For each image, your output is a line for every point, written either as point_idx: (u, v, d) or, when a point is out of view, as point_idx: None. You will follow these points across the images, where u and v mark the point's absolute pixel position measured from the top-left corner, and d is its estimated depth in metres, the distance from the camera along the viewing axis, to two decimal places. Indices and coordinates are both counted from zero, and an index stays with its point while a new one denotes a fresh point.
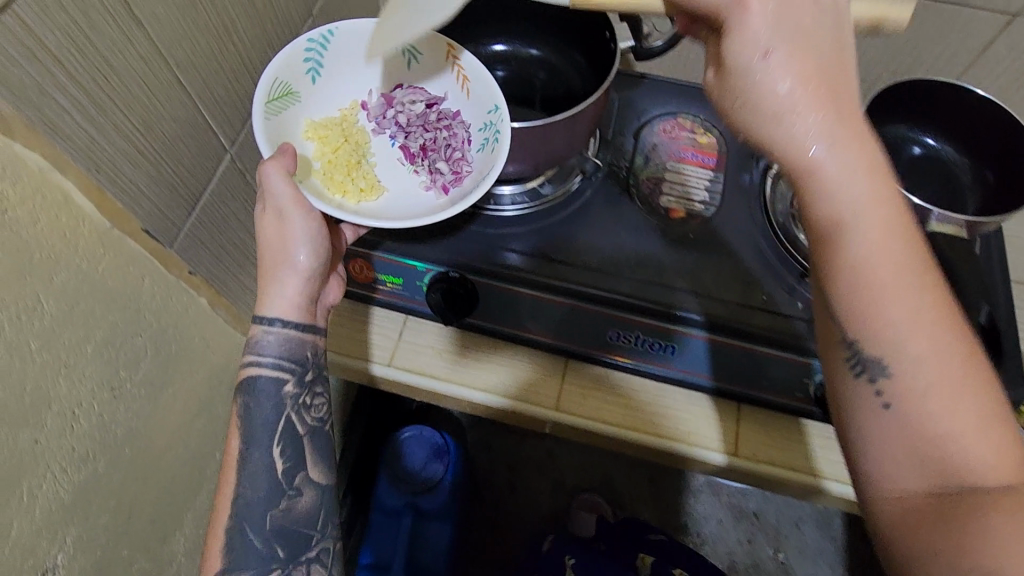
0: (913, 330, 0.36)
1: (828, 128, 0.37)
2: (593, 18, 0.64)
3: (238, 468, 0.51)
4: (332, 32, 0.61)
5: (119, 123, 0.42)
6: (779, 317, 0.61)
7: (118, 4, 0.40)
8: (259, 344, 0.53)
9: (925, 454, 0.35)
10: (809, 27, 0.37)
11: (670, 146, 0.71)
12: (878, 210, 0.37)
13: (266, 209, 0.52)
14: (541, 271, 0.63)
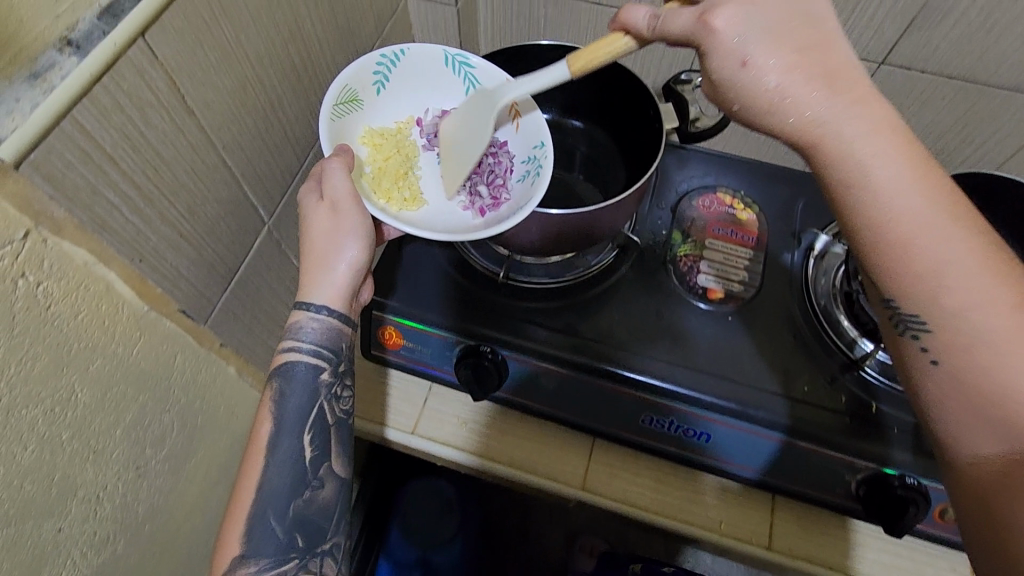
0: (945, 246, 0.39)
1: (822, 103, 0.41)
2: (637, 95, 0.64)
3: (266, 451, 0.49)
4: (404, 52, 0.63)
5: (164, 211, 0.42)
6: (821, 410, 0.59)
7: (174, 98, 0.40)
8: (300, 329, 0.51)
9: (990, 402, 0.38)
10: (785, 32, 0.43)
11: (709, 221, 0.71)
12: (893, 172, 0.40)
13: (321, 203, 0.52)
14: (563, 349, 0.62)
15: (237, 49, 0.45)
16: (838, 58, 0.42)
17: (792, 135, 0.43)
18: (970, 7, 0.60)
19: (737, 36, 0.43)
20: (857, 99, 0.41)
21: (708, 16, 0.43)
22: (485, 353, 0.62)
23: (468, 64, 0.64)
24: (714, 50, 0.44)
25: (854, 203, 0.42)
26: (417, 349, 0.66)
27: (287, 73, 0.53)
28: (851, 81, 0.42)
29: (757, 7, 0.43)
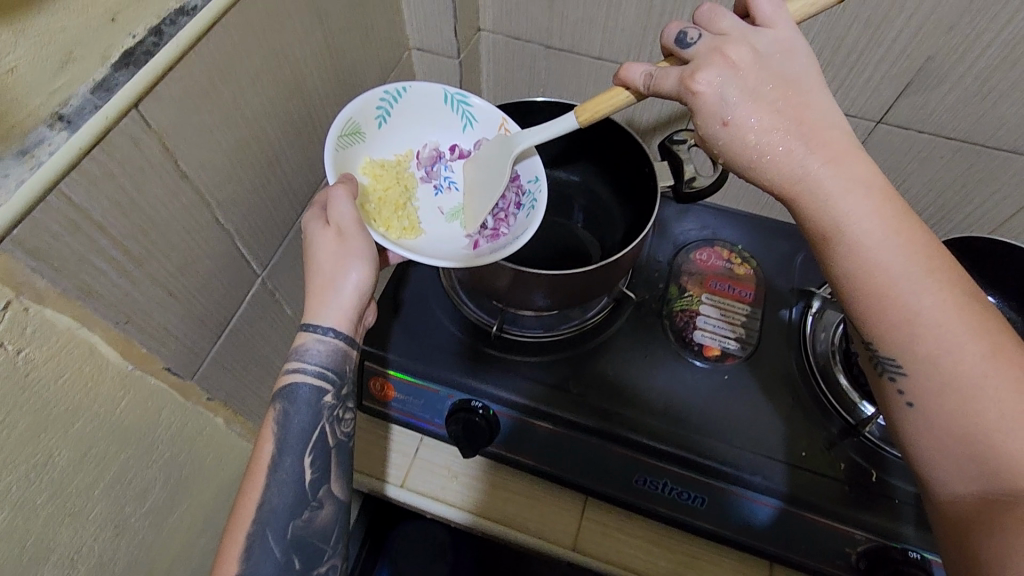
0: (919, 293, 0.39)
1: (798, 157, 0.43)
2: (634, 153, 0.64)
3: (266, 472, 0.47)
4: (405, 89, 0.62)
5: (154, 271, 0.42)
6: (820, 476, 0.57)
7: (167, 162, 0.41)
8: (305, 350, 0.49)
9: (971, 449, 0.36)
10: (763, 90, 0.45)
11: (705, 275, 0.71)
12: (867, 221, 0.41)
13: (328, 227, 0.50)
14: (550, 405, 0.61)
15: (235, 111, 0.46)
16: (817, 119, 0.44)
17: (772, 186, 0.45)
18: (967, 73, 0.60)
19: (716, 95, 0.45)
20: (833, 155, 0.43)
21: (692, 77, 0.45)
22: (475, 409, 0.61)
23: (466, 103, 0.65)
24: (699, 110, 0.46)
25: (832, 250, 0.42)
26: (409, 401, 0.65)
27: (287, 130, 0.54)
28: (827, 138, 0.43)
29: (737, 68, 0.45)
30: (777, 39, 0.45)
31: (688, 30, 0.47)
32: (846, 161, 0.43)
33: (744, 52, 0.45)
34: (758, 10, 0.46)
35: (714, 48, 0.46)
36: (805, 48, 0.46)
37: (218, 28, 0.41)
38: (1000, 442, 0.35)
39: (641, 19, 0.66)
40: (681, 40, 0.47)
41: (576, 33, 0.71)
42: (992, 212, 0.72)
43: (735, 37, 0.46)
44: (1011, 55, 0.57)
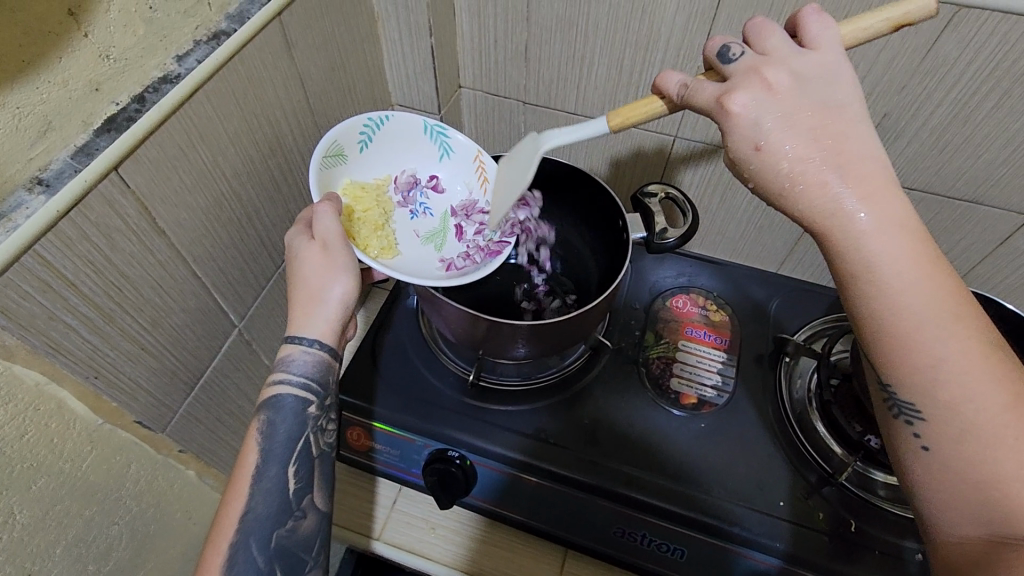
0: (953, 339, 0.36)
1: (835, 184, 0.40)
2: (607, 207, 0.67)
3: (249, 481, 0.46)
4: (388, 118, 0.64)
5: (125, 327, 0.43)
6: (801, 528, 0.56)
7: (144, 221, 0.42)
8: (290, 361, 0.49)
9: (983, 497, 0.34)
10: (801, 111, 0.41)
11: (681, 322, 0.72)
12: (906, 257, 0.38)
13: (313, 241, 0.51)
14: (535, 457, 0.60)
15: (213, 170, 0.48)
16: (855, 149, 0.40)
17: (802, 215, 0.41)
18: (922, 128, 0.63)
19: (750, 118, 0.42)
20: (868, 187, 0.39)
21: (725, 98, 0.42)
22: (452, 459, 0.61)
23: (445, 134, 0.67)
24: (729, 132, 0.43)
25: (858, 288, 0.39)
26: (385, 450, 0.65)
27: (267, 185, 0.55)
28: (864, 169, 0.40)
29: (773, 93, 0.41)
30: (820, 62, 0.42)
31: (731, 45, 0.45)
32: (884, 194, 0.39)
33: (782, 75, 0.42)
34: (807, 31, 0.44)
35: (752, 69, 0.43)
36: (849, 74, 0.43)
37: (200, 96, 0.44)
38: (1014, 494, 0.33)
39: (612, 78, 0.70)
40: (723, 55, 0.45)
41: (550, 90, 0.74)
42: (960, 257, 0.74)
43: (775, 59, 0.43)
44: (961, 112, 0.60)
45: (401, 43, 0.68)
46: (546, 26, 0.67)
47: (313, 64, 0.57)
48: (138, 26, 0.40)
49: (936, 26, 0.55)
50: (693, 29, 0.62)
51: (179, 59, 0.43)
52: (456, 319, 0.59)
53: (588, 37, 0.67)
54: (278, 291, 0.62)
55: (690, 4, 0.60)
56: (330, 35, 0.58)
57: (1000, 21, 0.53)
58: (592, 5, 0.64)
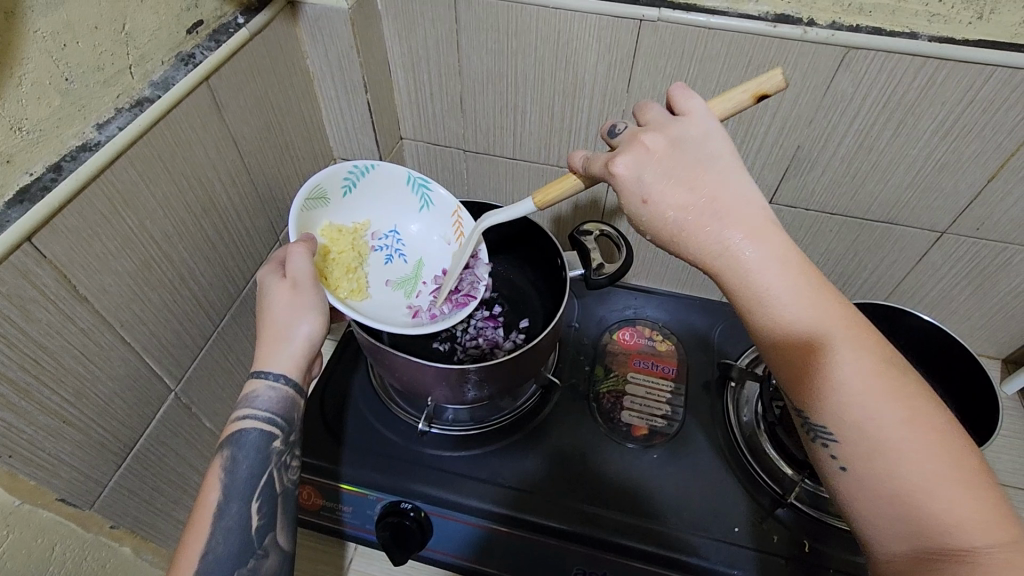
0: (841, 363, 0.39)
1: (729, 231, 0.42)
2: (548, 249, 0.69)
3: (210, 520, 0.44)
4: (374, 166, 0.64)
5: (45, 400, 0.42)
6: (759, 553, 0.57)
7: (64, 289, 0.42)
8: (254, 396, 0.48)
9: (900, 510, 0.36)
10: (690, 168, 0.43)
11: (629, 354, 0.73)
12: (798, 295, 0.41)
13: (284, 279, 0.51)
14: (515, 508, 0.59)
15: (140, 234, 0.47)
16: (731, 196, 0.43)
17: (697, 260, 0.43)
18: (832, 158, 0.67)
19: (637, 179, 0.44)
20: (755, 232, 0.42)
21: (610, 163, 0.44)
22: (406, 511, 0.59)
23: (428, 187, 0.66)
24: (621, 191, 0.45)
25: (760, 324, 0.42)
26: (340, 508, 0.63)
27: (201, 245, 0.55)
28: (749, 218, 0.42)
29: (652, 154, 0.44)
30: (691, 125, 0.45)
31: (617, 124, 0.48)
32: (768, 236, 0.42)
33: (659, 137, 0.44)
34: (677, 100, 0.46)
35: (633, 135, 0.45)
36: (722, 138, 0.44)
37: (123, 161, 0.44)
38: (924, 503, 0.35)
39: (545, 124, 0.73)
40: (611, 132, 0.48)
41: (488, 138, 0.77)
42: (885, 274, 0.78)
43: (654, 128, 0.46)
44: (864, 142, 0.65)
45: (338, 100, 0.70)
46: (477, 78, 0.70)
47: (246, 125, 0.58)
48: (53, 98, 0.40)
49: (831, 65, 0.59)
50: (614, 76, 0.66)
51: (100, 127, 0.44)
52: (406, 369, 0.57)
53: (518, 87, 0.70)
54: (219, 350, 0.61)
55: (609, 54, 0.64)
56: (263, 96, 0.59)
57: (884, 59, 0.58)
58: (519, 58, 0.67)
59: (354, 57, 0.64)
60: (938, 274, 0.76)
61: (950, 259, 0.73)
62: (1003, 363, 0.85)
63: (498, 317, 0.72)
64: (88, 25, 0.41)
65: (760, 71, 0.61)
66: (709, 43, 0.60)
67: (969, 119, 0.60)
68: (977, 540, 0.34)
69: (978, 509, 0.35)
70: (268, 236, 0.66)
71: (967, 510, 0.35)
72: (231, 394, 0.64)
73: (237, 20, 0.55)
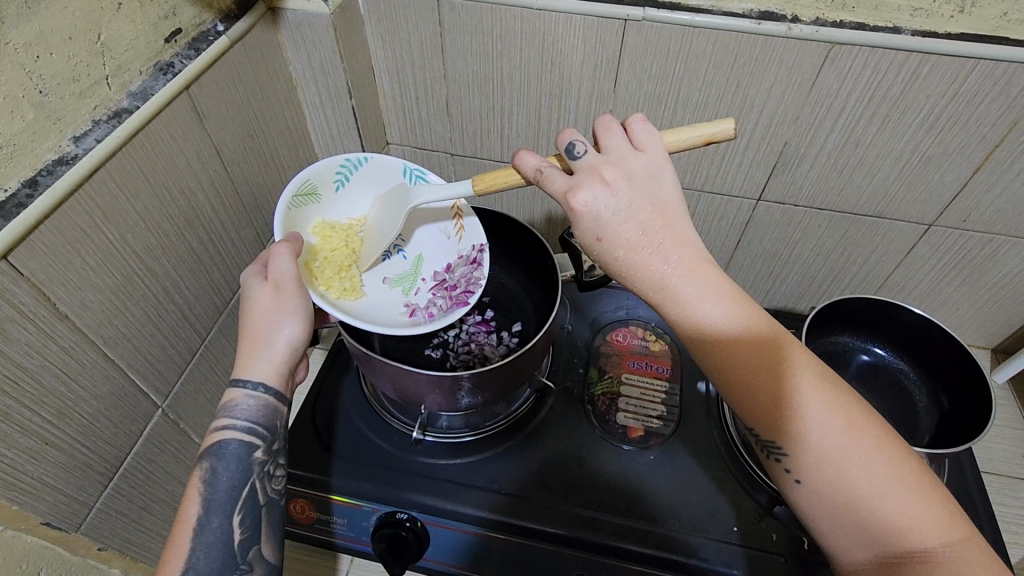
0: (784, 386, 0.39)
1: (671, 262, 0.41)
2: (537, 250, 0.68)
3: (190, 534, 0.42)
4: (367, 159, 0.63)
5: (25, 422, 0.41)
6: (756, 552, 0.56)
7: (44, 307, 0.41)
8: (234, 406, 0.46)
9: (860, 519, 0.36)
10: (631, 199, 0.42)
11: (624, 355, 0.73)
12: (735, 321, 0.40)
13: (266, 282, 0.49)
14: (510, 514, 0.58)
15: (121, 248, 0.46)
16: (677, 232, 0.42)
17: (641, 288, 0.43)
18: (820, 153, 0.67)
19: (587, 212, 0.42)
20: (690, 264, 0.41)
21: (571, 193, 0.43)
22: (402, 523, 0.59)
23: (424, 179, 0.64)
24: (576, 225, 0.43)
25: (704, 354, 0.41)
26: (333, 520, 0.62)
27: (185, 258, 0.54)
28: (688, 247, 0.42)
29: (606, 187, 0.42)
30: (648, 162, 0.43)
31: (576, 142, 0.45)
32: (701, 266, 0.41)
33: (617, 173, 0.43)
34: (635, 133, 0.45)
35: (592, 168, 0.43)
36: (670, 167, 0.44)
37: (101, 175, 0.43)
38: (877, 510, 0.35)
39: (533, 126, 0.72)
40: (570, 151, 0.45)
41: (475, 141, 0.76)
42: (875, 268, 0.78)
43: (612, 157, 0.44)
44: (851, 137, 0.65)
45: (323, 106, 0.69)
46: (463, 81, 0.70)
47: (229, 134, 0.57)
48: (26, 111, 0.39)
49: (816, 61, 0.59)
50: (600, 76, 0.65)
51: (76, 140, 0.43)
52: (398, 377, 0.57)
53: (504, 90, 0.69)
54: (207, 364, 0.60)
55: (594, 55, 0.64)
56: (245, 104, 0.58)
57: (869, 55, 0.58)
58: (505, 60, 0.66)
59: (338, 63, 0.63)
60: (927, 267, 0.76)
61: (938, 251, 0.74)
62: (993, 353, 0.85)
63: (490, 322, 0.71)
64: (62, 35, 0.40)
65: (747, 68, 0.61)
66: (694, 42, 0.60)
67: (953, 112, 0.60)
68: (929, 541, 0.34)
69: (926, 509, 0.35)
70: (255, 245, 0.65)
71: (917, 510, 0.35)
72: None
73: (216, 28, 0.54)
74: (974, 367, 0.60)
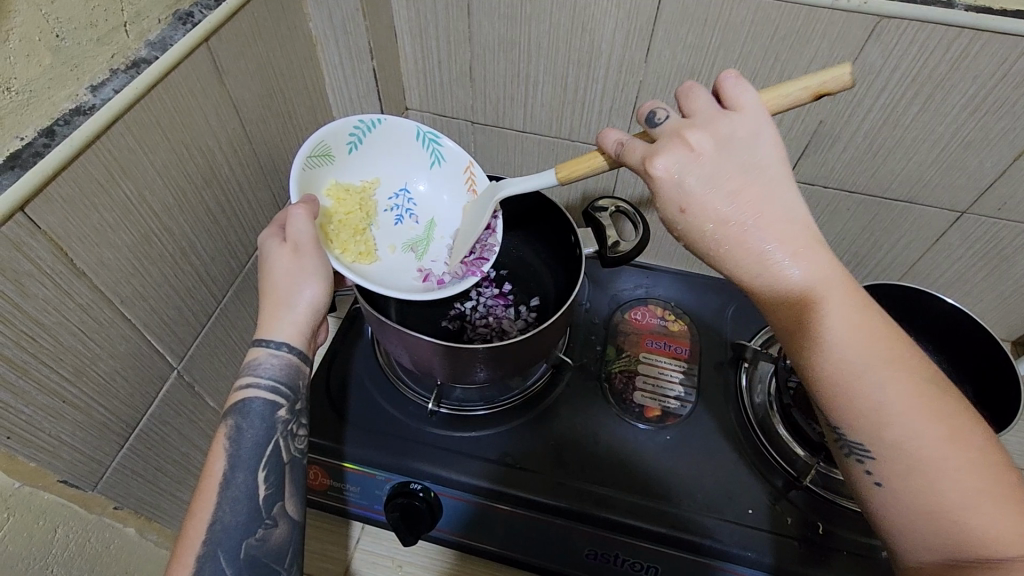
0: (882, 384, 0.37)
1: (782, 247, 0.40)
2: (559, 224, 0.67)
3: (216, 488, 0.42)
4: (381, 121, 0.61)
5: (43, 379, 0.40)
6: (772, 535, 0.56)
7: (61, 263, 0.40)
8: (257, 364, 0.46)
9: (939, 525, 0.35)
10: (727, 173, 0.41)
11: (640, 334, 0.72)
12: (845, 312, 0.39)
13: (284, 243, 0.48)
14: (505, 484, 0.58)
15: (138, 205, 0.45)
16: (778, 207, 0.41)
17: (739, 277, 0.41)
18: (855, 134, 0.65)
19: (678, 183, 0.41)
20: (797, 248, 0.40)
21: (650, 159, 0.42)
22: (416, 492, 0.59)
23: (438, 142, 0.63)
24: (657, 195, 0.42)
25: (799, 343, 0.40)
26: (346, 488, 0.62)
27: (202, 218, 0.53)
28: (794, 230, 0.40)
29: (695, 155, 0.41)
30: (740, 124, 0.42)
31: (658, 110, 0.44)
32: (811, 254, 0.40)
33: (705, 137, 0.42)
34: (728, 92, 0.43)
35: (675, 132, 0.43)
36: (769, 133, 0.42)
37: (119, 127, 0.41)
38: (962, 519, 0.34)
39: (558, 96, 0.70)
40: (650, 119, 0.44)
41: (497, 110, 0.74)
42: (900, 255, 0.77)
43: (698, 123, 0.43)
44: (890, 118, 0.63)
45: (342, 67, 0.67)
46: (489, 46, 0.67)
47: (248, 91, 0.55)
48: (44, 56, 0.37)
49: (861, 36, 0.57)
50: (632, 45, 0.63)
51: (94, 89, 0.41)
52: (414, 348, 0.55)
53: (531, 57, 0.67)
54: (222, 328, 0.59)
55: (627, 22, 0.61)
56: (265, 61, 0.56)
57: (917, 30, 0.55)
58: (533, 25, 0.64)
59: (361, 21, 0.61)
60: (954, 256, 0.74)
61: (968, 240, 0.72)
62: (1011, 346, 0.84)
63: (508, 295, 0.70)
64: None
65: (787, 40, 0.59)
66: (734, 11, 0.58)
67: (1001, 94, 0.58)
68: (1013, 553, 0.32)
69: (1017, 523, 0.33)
70: (271, 209, 0.63)
71: (1008, 524, 0.33)
72: (234, 372, 0.62)
73: None
74: (1004, 360, 0.59)
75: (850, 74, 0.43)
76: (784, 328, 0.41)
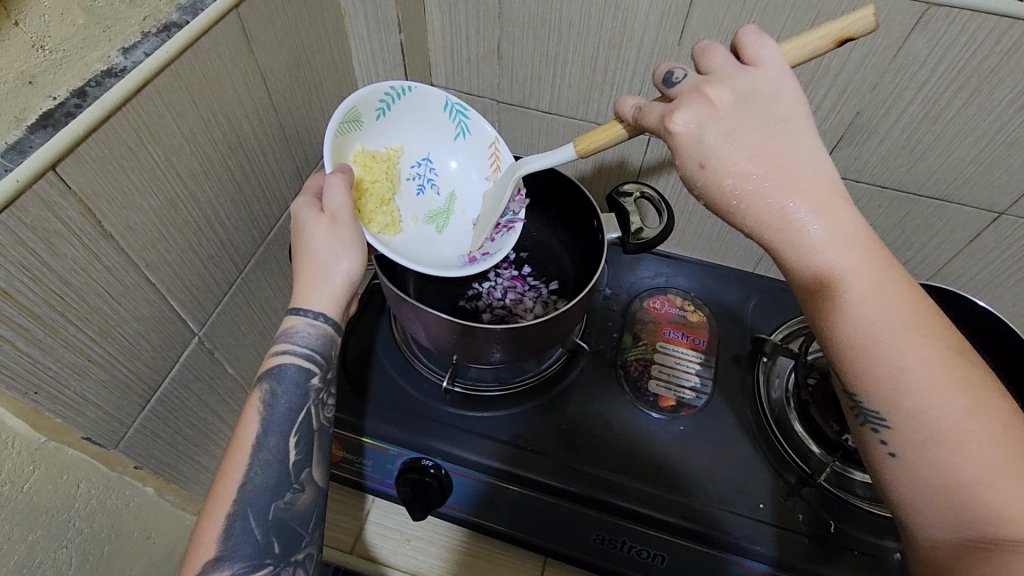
0: (901, 349, 0.36)
1: (806, 201, 0.39)
2: (581, 207, 0.66)
3: (249, 451, 0.43)
4: (412, 88, 0.60)
5: (70, 338, 0.41)
6: (783, 531, 0.55)
7: (89, 224, 0.40)
8: (294, 331, 0.46)
9: (957, 500, 0.33)
10: (750, 126, 0.40)
11: (658, 322, 0.72)
12: (864, 269, 0.37)
13: (322, 213, 0.49)
14: (515, 465, 0.58)
15: (166, 169, 0.45)
16: (802, 162, 0.40)
17: (757, 234, 0.41)
18: (893, 127, 0.63)
19: (699, 136, 0.41)
20: (819, 203, 0.39)
21: (668, 117, 0.42)
22: (427, 469, 0.59)
23: (465, 114, 0.63)
24: (677, 152, 0.42)
25: (817, 303, 0.39)
26: (360, 461, 0.63)
27: (227, 186, 0.53)
28: (820, 187, 0.39)
29: (714, 109, 0.41)
30: (765, 77, 0.42)
31: (675, 70, 0.44)
32: (835, 209, 0.39)
33: (725, 92, 0.41)
34: (746, 49, 0.43)
35: (695, 89, 0.42)
36: (793, 89, 0.42)
37: (150, 91, 0.41)
38: (983, 496, 0.32)
39: (586, 77, 0.69)
40: (667, 80, 0.44)
41: (524, 90, 0.73)
42: (930, 255, 0.75)
43: (717, 78, 0.42)
44: (932, 110, 0.60)
45: (370, 40, 0.67)
46: (518, 22, 0.66)
47: (275, 60, 0.54)
48: (77, 16, 0.38)
49: (906, 23, 0.54)
50: (665, 26, 0.61)
51: (125, 52, 0.41)
52: (431, 325, 0.55)
53: (561, 35, 0.65)
54: (242, 297, 0.60)
55: (662, 2, 0.59)
56: (292, 29, 0.56)
57: (968, 19, 0.53)
58: (565, 3, 0.62)
59: None
60: (987, 258, 0.72)
61: (1003, 242, 0.70)
62: None
63: (526, 277, 0.71)
64: None
65: None
66: None
67: None
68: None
69: None
70: (294, 181, 0.63)
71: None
72: (252, 341, 0.63)
73: None
74: None
75: (873, 15, 0.41)
76: (802, 289, 0.40)
